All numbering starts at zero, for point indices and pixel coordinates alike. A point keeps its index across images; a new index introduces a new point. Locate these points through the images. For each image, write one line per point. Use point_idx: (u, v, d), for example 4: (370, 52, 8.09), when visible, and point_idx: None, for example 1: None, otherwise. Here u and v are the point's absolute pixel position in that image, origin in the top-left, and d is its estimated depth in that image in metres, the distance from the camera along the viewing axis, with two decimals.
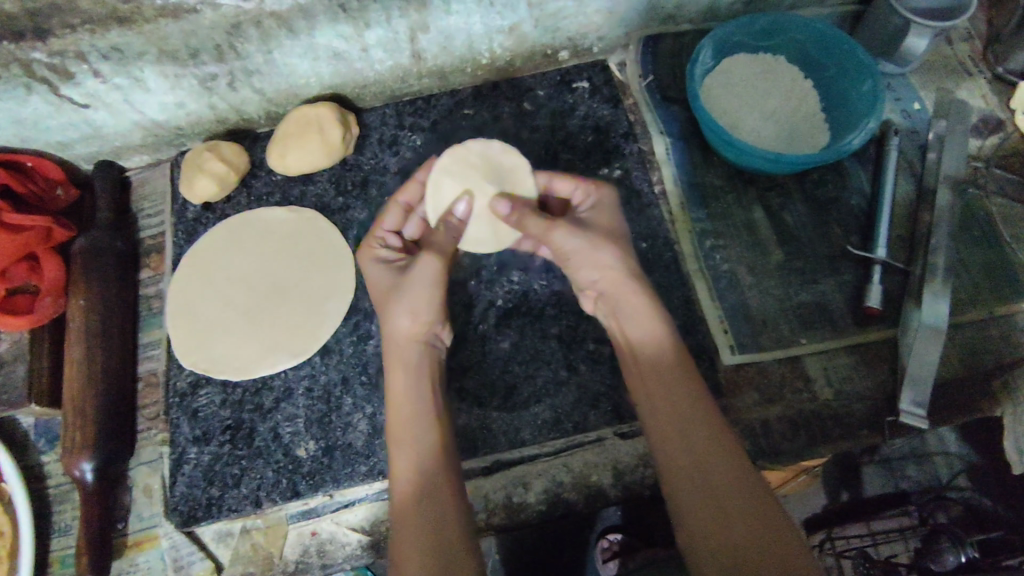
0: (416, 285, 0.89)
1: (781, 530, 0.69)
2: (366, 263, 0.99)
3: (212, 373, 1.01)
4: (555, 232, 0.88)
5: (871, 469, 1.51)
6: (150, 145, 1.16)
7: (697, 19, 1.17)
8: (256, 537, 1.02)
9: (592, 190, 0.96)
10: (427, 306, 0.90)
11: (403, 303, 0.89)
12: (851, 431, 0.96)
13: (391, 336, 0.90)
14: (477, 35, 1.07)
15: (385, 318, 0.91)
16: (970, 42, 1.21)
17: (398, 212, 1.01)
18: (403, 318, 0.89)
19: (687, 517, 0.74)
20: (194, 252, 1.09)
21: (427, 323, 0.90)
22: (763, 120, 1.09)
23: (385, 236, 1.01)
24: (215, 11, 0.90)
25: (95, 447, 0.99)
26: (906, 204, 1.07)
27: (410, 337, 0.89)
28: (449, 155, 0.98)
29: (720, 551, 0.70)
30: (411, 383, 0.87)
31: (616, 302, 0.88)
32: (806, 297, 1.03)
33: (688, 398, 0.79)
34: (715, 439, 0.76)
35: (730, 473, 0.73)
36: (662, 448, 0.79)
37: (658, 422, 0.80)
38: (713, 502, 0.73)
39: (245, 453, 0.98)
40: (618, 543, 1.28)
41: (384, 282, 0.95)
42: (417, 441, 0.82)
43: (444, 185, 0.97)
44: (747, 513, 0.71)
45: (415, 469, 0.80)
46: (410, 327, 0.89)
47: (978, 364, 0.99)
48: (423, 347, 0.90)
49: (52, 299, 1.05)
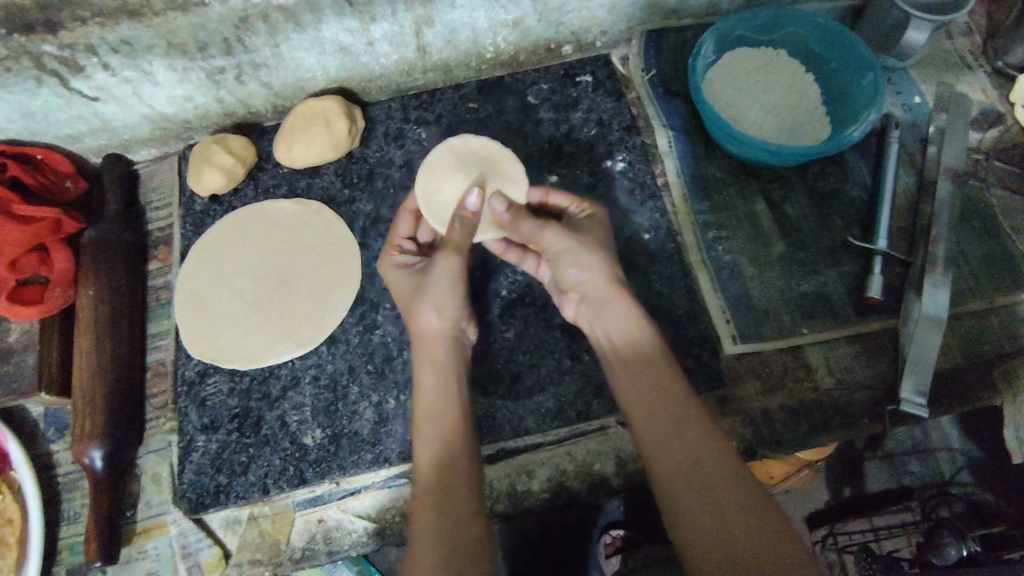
0: (437, 283, 0.91)
1: (777, 527, 0.71)
2: (386, 268, 0.99)
3: (221, 362, 1.02)
4: (548, 232, 0.92)
5: (874, 463, 1.51)
6: (158, 138, 1.18)
7: (698, 14, 1.18)
8: (263, 525, 1.03)
9: (587, 207, 0.98)
10: (452, 305, 0.91)
11: (428, 303, 0.90)
12: (852, 420, 0.97)
13: (418, 333, 0.91)
14: (481, 29, 1.08)
15: (411, 317, 0.92)
16: (970, 36, 1.21)
17: (410, 218, 1.01)
18: (430, 316, 0.90)
19: (684, 518, 0.74)
20: (202, 245, 1.10)
21: (453, 320, 0.91)
22: (765, 113, 1.10)
23: (401, 242, 1.01)
24: (223, 5, 0.91)
25: (104, 435, 1.00)
26: (907, 196, 1.08)
27: (438, 335, 0.90)
28: (439, 155, 1.02)
29: (719, 546, 0.70)
30: (438, 380, 0.87)
31: (603, 303, 0.90)
32: (808, 288, 1.03)
33: (675, 399, 0.81)
34: (712, 439, 0.77)
35: (722, 469, 0.74)
36: (654, 452, 0.79)
37: (649, 426, 0.81)
38: (711, 501, 0.73)
39: (253, 442, 0.99)
40: (621, 538, 1.29)
41: (403, 286, 0.96)
42: (437, 438, 0.83)
43: (440, 184, 1.00)
44: (742, 507, 0.72)
45: (434, 465, 0.81)
46: (435, 327, 0.90)
47: (978, 354, 1.00)
48: (451, 344, 0.90)
49: (60, 291, 1.06)
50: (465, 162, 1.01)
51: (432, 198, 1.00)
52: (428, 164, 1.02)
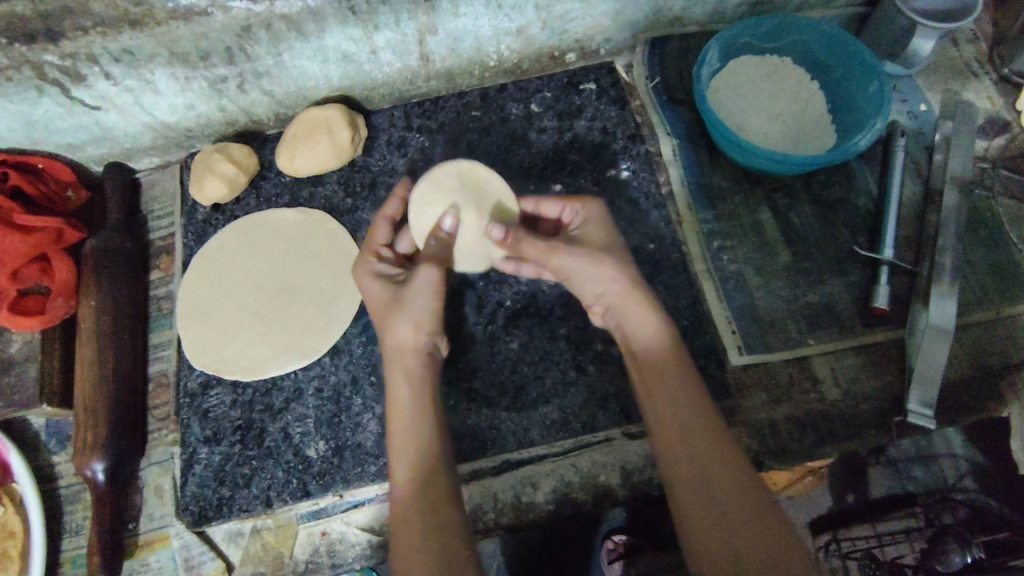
0: (418, 299, 0.87)
1: (781, 537, 0.70)
2: (363, 276, 0.94)
3: (223, 374, 1.02)
4: (553, 252, 0.88)
5: (878, 471, 1.45)
6: (159, 146, 1.17)
7: (703, 21, 1.18)
8: (266, 537, 1.03)
9: (583, 209, 0.95)
10: (429, 320, 0.88)
11: (406, 315, 0.87)
12: (859, 432, 0.97)
13: (392, 348, 0.87)
14: (484, 37, 1.08)
15: (386, 329, 0.88)
16: (976, 43, 1.21)
17: (387, 225, 0.99)
18: (404, 331, 0.86)
19: (689, 524, 0.73)
20: (204, 254, 1.09)
21: (429, 334, 0.88)
22: (769, 122, 1.10)
23: (378, 250, 0.98)
24: (225, 14, 0.90)
25: (106, 447, 0.99)
26: (913, 205, 1.08)
27: (414, 350, 0.87)
28: (434, 175, 1.00)
29: (723, 552, 0.69)
30: (413, 396, 0.85)
31: (621, 310, 0.88)
32: (813, 298, 1.03)
33: (689, 404, 0.79)
34: (718, 447, 0.76)
35: (733, 476, 0.73)
36: (663, 453, 0.78)
37: (662, 427, 0.80)
38: (716, 510, 0.72)
39: (256, 454, 0.98)
40: (624, 544, 1.27)
41: (378, 297, 0.91)
42: (416, 453, 0.81)
43: (430, 206, 0.98)
44: (747, 514, 0.71)
45: (415, 482, 0.79)
46: (412, 338, 0.87)
47: (985, 364, 0.99)
48: (425, 358, 0.88)
49: (62, 301, 1.06)
50: (461, 186, 0.99)
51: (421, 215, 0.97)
52: (427, 181, 0.99)
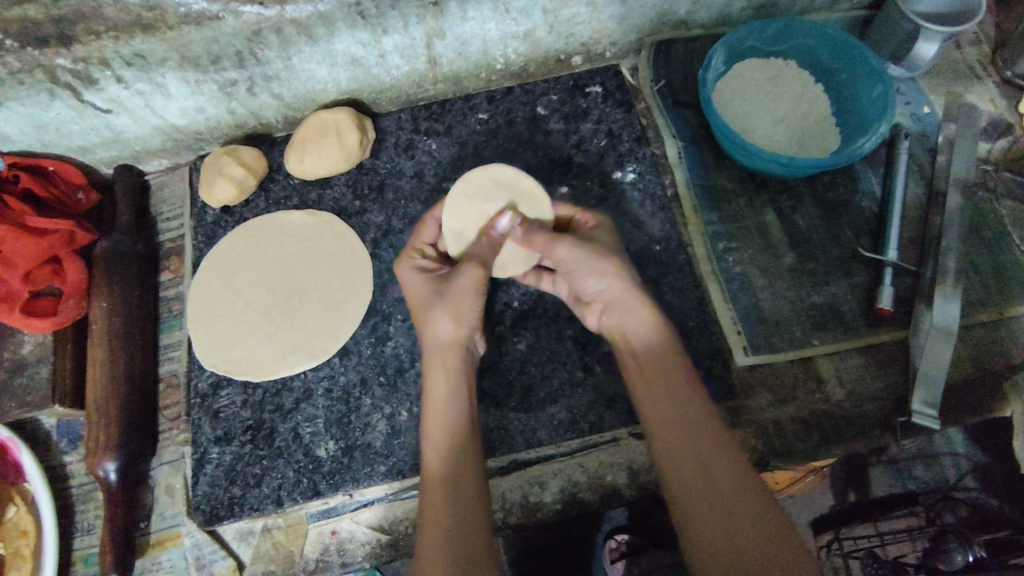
0: (457, 292, 0.89)
1: (789, 543, 0.70)
2: (404, 269, 0.98)
3: (233, 375, 1.03)
4: (560, 243, 0.91)
5: (880, 471, 1.48)
6: (169, 149, 1.18)
7: (708, 24, 1.18)
8: (277, 536, 1.04)
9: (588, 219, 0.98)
10: (469, 315, 0.90)
11: (445, 309, 0.89)
12: (863, 432, 0.98)
13: (432, 341, 0.89)
14: (491, 41, 1.09)
15: (426, 320, 0.90)
16: (979, 46, 1.22)
17: (435, 227, 1.01)
18: (445, 324, 0.89)
19: (688, 511, 0.74)
20: (213, 257, 1.11)
21: (467, 329, 0.90)
22: (775, 124, 1.11)
23: (423, 247, 1.01)
24: (236, 18, 0.91)
25: (118, 447, 1.00)
26: (917, 206, 1.09)
27: (453, 343, 0.89)
28: (489, 170, 1.02)
29: (719, 541, 0.71)
30: (450, 389, 0.86)
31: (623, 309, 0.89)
32: (818, 299, 1.04)
33: (691, 397, 0.80)
34: (716, 438, 0.77)
35: (731, 467, 0.75)
36: (663, 445, 0.79)
37: (662, 417, 0.81)
38: (714, 499, 0.73)
39: (267, 453, 0.99)
40: (626, 543, 1.28)
41: (421, 288, 0.94)
42: (448, 444, 0.82)
43: (470, 201, 1.00)
44: (743, 506, 0.72)
45: (445, 472, 0.80)
46: (451, 332, 0.89)
47: (988, 365, 1.00)
48: (463, 354, 0.90)
49: (74, 302, 1.07)
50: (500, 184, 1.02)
51: (463, 214, 0.99)
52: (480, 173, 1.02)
